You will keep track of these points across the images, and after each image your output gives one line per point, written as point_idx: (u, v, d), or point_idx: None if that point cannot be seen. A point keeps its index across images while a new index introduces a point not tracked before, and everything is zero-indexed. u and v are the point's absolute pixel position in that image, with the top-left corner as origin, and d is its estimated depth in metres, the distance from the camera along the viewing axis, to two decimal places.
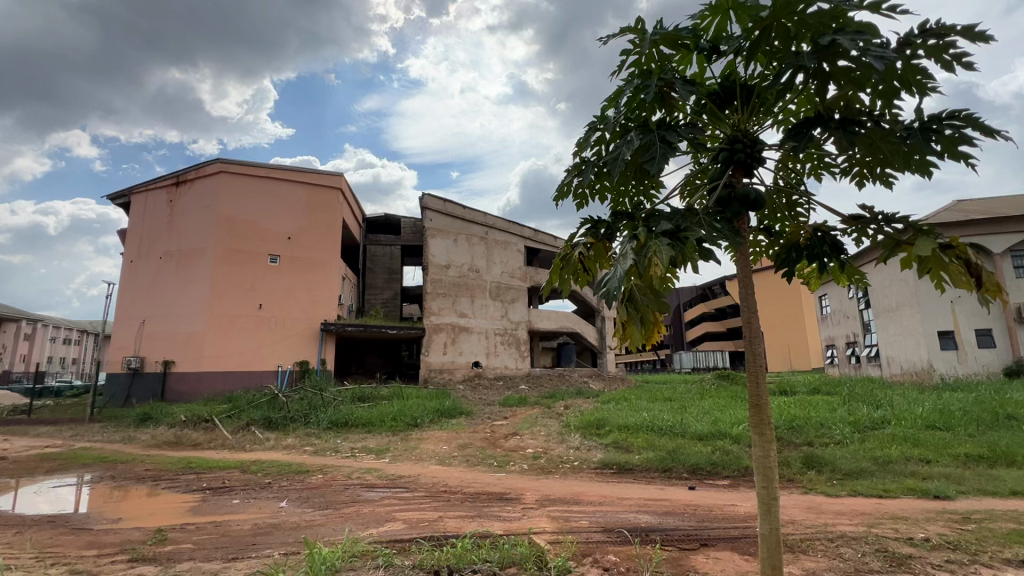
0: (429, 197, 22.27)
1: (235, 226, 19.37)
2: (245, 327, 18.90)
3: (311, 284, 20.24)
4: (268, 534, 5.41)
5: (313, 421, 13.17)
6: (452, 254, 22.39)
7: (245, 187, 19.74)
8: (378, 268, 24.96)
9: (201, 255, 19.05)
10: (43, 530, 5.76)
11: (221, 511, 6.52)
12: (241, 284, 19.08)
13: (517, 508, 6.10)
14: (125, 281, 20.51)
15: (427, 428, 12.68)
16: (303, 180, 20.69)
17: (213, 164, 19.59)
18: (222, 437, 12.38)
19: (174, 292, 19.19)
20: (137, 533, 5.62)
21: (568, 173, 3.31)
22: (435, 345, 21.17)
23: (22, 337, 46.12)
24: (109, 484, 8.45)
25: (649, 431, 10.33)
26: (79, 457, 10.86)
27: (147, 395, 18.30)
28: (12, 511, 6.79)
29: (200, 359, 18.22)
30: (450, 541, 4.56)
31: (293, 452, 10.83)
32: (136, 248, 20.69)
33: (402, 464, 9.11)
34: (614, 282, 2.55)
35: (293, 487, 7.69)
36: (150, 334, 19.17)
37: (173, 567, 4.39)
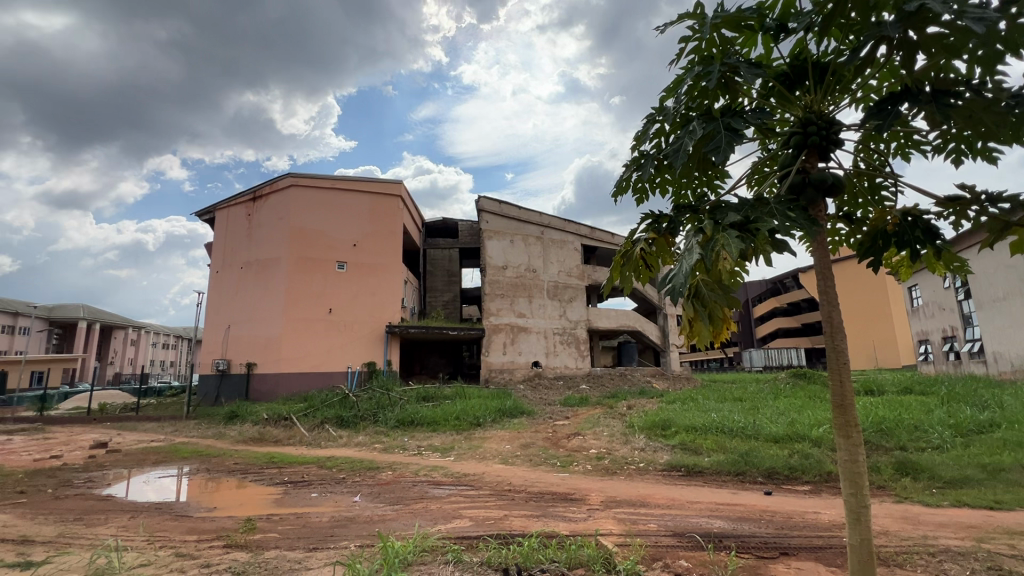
0: (485, 200, 22.60)
1: (306, 235, 20.59)
2: (318, 331, 20.04)
3: (375, 288, 21.14)
4: (345, 526, 5.71)
5: (381, 419, 13.74)
6: (509, 255, 22.58)
7: (313, 199, 20.95)
8: (438, 271, 25.65)
9: (276, 265, 20.43)
10: (151, 516, 6.41)
11: (301, 504, 6.95)
12: (313, 290, 20.26)
13: (583, 509, 6.05)
14: (213, 290, 22.39)
15: (489, 427, 12.85)
16: (365, 189, 21.66)
17: (284, 179, 20.94)
18: (300, 434, 13.20)
19: (254, 299, 20.69)
20: (230, 521, 6.12)
21: (627, 167, 3.25)
22: (495, 346, 21.42)
23: (129, 343, 51.52)
24: (204, 476, 9.25)
25: (718, 433, 9.89)
26: (178, 451, 11.97)
27: (233, 395, 19.84)
28: (127, 498, 7.62)
29: (278, 361, 19.52)
30: (517, 540, 4.60)
31: (364, 449, 11.35)
32: (220, 259, 22.51)
33: (467, 463, 9.30)
34: (681, 277, 2.45)
35: (365, 483, 8.06)
36: (235, 338, 20.80)
37: (261, 555, 4.74)
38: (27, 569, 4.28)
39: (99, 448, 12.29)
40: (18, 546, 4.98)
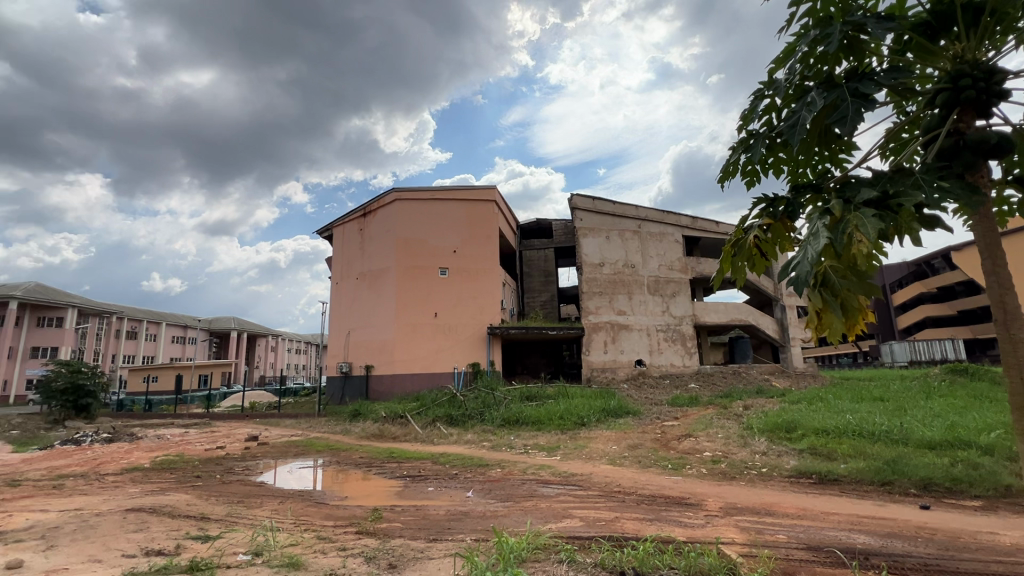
0: (578, 197, 22.42)
1: (411, 245, 21.96)
2: (426, 334, 21.28)
3: (476, 291, 21.95)
4: (461, 520, 5.99)
5: (487, 418, 14.22)
6: (606, 251, 22.14)
7: (415, 210, 22.29)
8: (535, 271, 25.93)
9: (386, 274, 22.06)
10: (296, 502, 7.26)
11: (420, 497, 7.43)
12: (420, 295, 21.57)
13: (699, 515, 5.73)
14: (334, 300, 24.80)
15: (594, 427, 12.69)
16: (462, 197, 22.59)
17: (389, 194, 22.55)
18: (415, 431, 14.13)
19: (369, 307, 22.52)
20: (361, 510, 6.72)
21: (733, 150, 3.03)
22: (596, 344, 21.14)
23: (270, 348, 58.92)
24: (335, 468, 10.27)
25: (854, 437, 8.81)
26: (314, 444, 13.42)
27: (355, 395, 21.73)
28: (275, 485, 8.69)
29: (393, 363, 21.05)
30: (631, 543, 4.48)
31: (473, 447, 11.82)
32: (339, 272, 24.85)
33: (573, 463, 9.27)
34: (806, 265, 2.20)
35: (476, 479, 8.38)
36: (355, 343, 22.82)
37: (388, 542, 5.13)
38: (207, 542, 5.07)
39: (252, 441, 14.20)
40: (199, 522, 5.92)
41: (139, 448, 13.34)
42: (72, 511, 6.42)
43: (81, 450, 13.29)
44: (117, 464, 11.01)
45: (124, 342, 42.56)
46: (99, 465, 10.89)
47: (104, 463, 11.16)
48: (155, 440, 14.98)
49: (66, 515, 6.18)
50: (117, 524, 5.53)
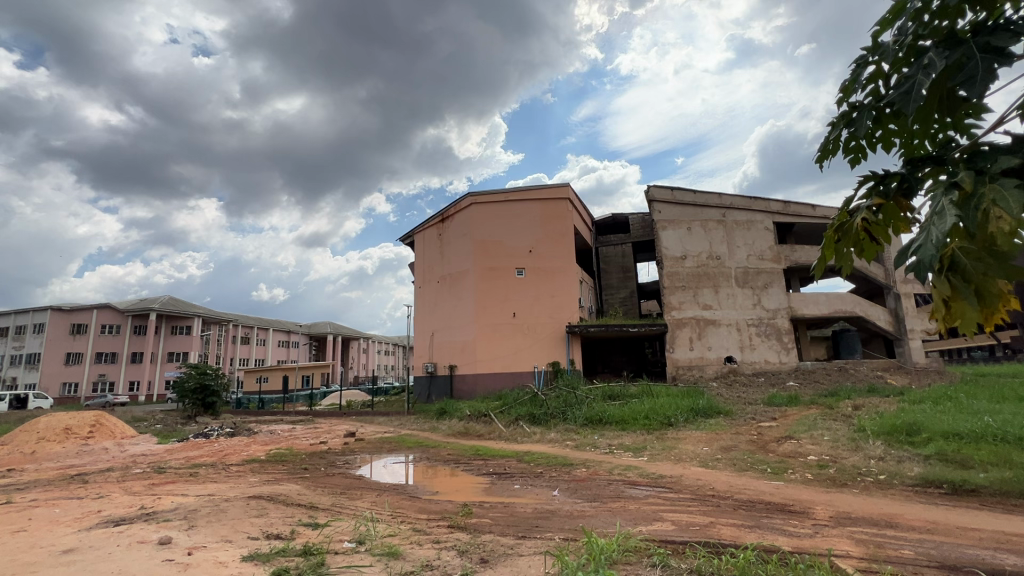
0: (655, 189, 21.70)
1: (488, 247, 22.43)
2: (506, 334, 21.63)
3: (554, 290, 21.92)
4: (549, 519, 6.01)
5: (570, 417, 14.16)
6: (688, 243, 21.19)
7: (491, 213, 22.73)
8: (613, 268, 25.40)
9: (465, 276, 22.72)
10: (392, 495, 7.70)
11: (507, 494, 7.56)
12: (499, 296, 21.97)
13: (806, 524, 5.29)
14: (418, 303, 26.00)
15: (682, 428, 12.17)
16: (536, 197, 22.67)
17: (465, 199, 23.19)
18: (499, 430, 14.42)
19: (451, 309, 23.33)
20: (452, 505, 6.97)
21: (833, 126, 2.75)
22: (680, 341, 20.30)
23: (362, 350, 63.04)
24: (426, 464, 10.76)
25: (994, 442, 7.68)
26: (405, 441, 14.18)
27: (441, 393, 22.60)
28: (372, 478, 9.29)
29: (475, 363, 21.62)
30: (731, 551, 4.24)
31: (557, 446, 11.82)
32: (422, 276, 25.99)
33: (662, 464, 8.96)
34: (929, 248, 1.94)
35: (562, 478, 8.39)
36: (439, 344, 23.76)
37: (479, 537, 5.28)
38: (316, 528, 5.52)
39: (350, 437, 15.28)
40: (309, 510, 6.48)
41: (256, 442, 14.87)
42: (207, 496, 7.31)
43: (210, 442, 15.07)
44: (239, 456, 12.36)
45: (240, 347, 47.66)
46: (225, 456, 12.30)
47: (229, 454, 12.59)
48: (268, 435, 16.62)
49: (201, 499, 7.05)
50: (243, 509, 6.21)
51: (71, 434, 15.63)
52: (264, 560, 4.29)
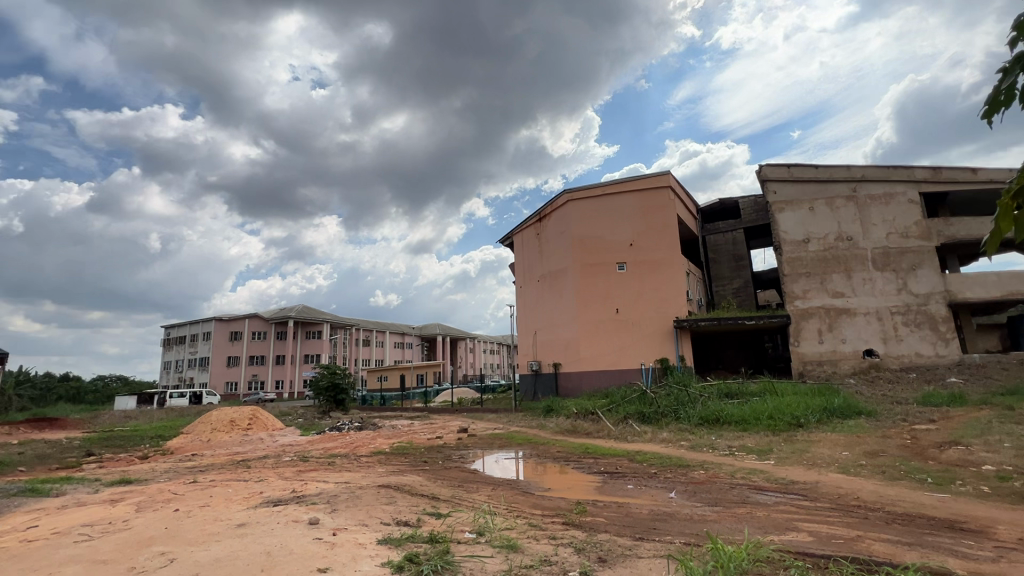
0: (769, 168, 19.92)
1: (587, 243, 22.18)
2: (609, 330, 21.22)
3: (658, 284, 21.05)
4: (667, 521, 5.78)
5: (683, 416, 13.49)
6: (810, 225, 19.15)
7: (589, 208, 22.42)
8: (722, 257, 23.71)
9: (565, 274, 22.70)
10: (507, 489, 7.93)
11: (621, 494, 7.40)
12: (600, 292, 21.63)
13: (985, 545, 4.48)
14: (520, 302, 26.51)
15: (815, 430, 10.99)
16: (635, 188, 21.94)
17: (561, 196, 23.16)
18: (608, 428, 14.16)
19: (553, 306, 23.46)
20: (565, 502, 7.00)
21: (1004, 73, 2.30)
22: (807, 333, 18.41)
23: (469, 350, 65.79)
24: (536, 460, 10.92)
25: None
26: (515, 437, 14.53)
27: (547, 391, 22.80)
28: (485, 473, 9.65)
29: (580, 360, 21.49)
30: (887, 571, 3.73)
31: (670, 446, 11.30)
32: (522, 276, 26.46)
33: (792, 468, 8.17)
34: None
35: (678, 480, 8.00)
36: (542, 342, 24.01)
37: (595, 536, 5.23)
38: (439, 518, 5.88)
39: (463, 432, 16.01)
40: (431, 500, 6.91)
41: (380, 436, 16.21)
42: (345, 483, 8.13)
43: (343, 435, 16.72)
44: (367, 448, 13.55)
45: (362, 348, 52.32)
46: (356, 448, 13.56)
47: (359, 446, 13.89)
48: (391, 429, 18.02)
49: (340, 486, 7.86)
50: (374, 496, 6.81)
51: (235, 425, 18.31)
52: (397, 544, 4.66)
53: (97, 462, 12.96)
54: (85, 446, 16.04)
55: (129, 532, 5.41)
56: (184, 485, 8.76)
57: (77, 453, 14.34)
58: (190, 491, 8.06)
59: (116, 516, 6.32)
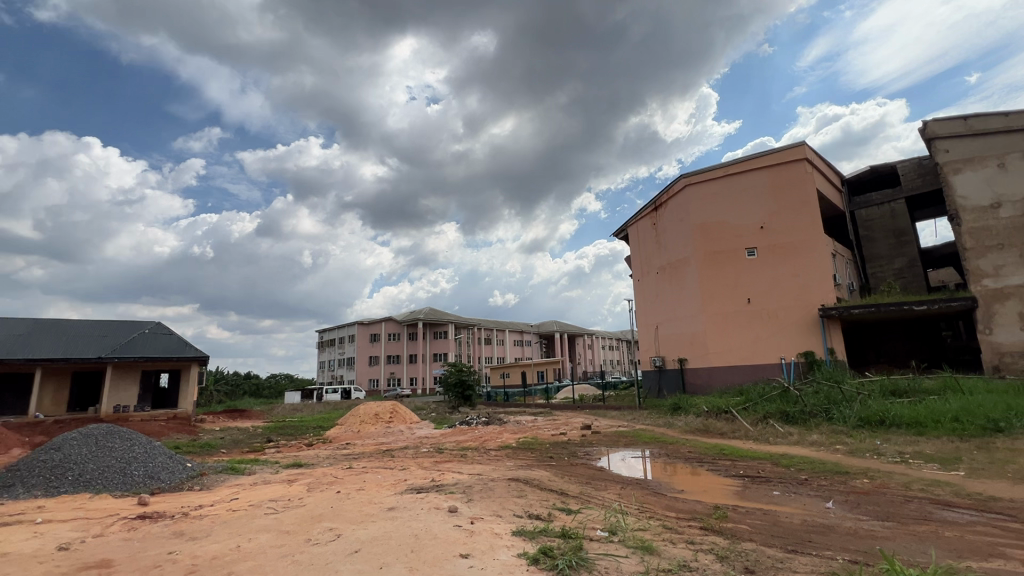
0: (937, 123, 16.72)
1: (710, 229, 20.68)
2: (741, 322, 19.55)
3: (797, 268, 18.88)
4: (825, 534, 5.15)
5: (837, 417, 11.92)
6: (1000, 185, 15.71)
7: (710, 191, 20.86)
8: (877, 233, 20.52)
9: (687, 264, 21.44)
10: (636, 489, 7.72)
11: (766, 500, 6.77)
12: (728, 281, 20.02)
13: None
14: (639, 296, 25.64)
15: (1020, 436, 8.98)
16: (763, 164, 19.93)
17: (678, 182, 21.88)
18: (745, 429, 13.04)
19: (675, 299, 22.30)
20: (702, 506, 6.60)
21: None
22: (1002, 318, 15.15)
23: (588, 347, 65.35)
24: (664, 460, 10.46)
25: None
26: (641, 435, 14.07)
27: (673, 388, 21.73)
28: (612, 471, 9.48)
29: (708, 355, 20.14)
30: None
31: (822, 450, 10.07)
32: (640, 269, 25.57)
33: (991, 481, 6.76)
34: None
35: (836, 488, 7.09)
36: (665, 337, 22.96)
37: (740, 544, 4.85)
38: (570, 514, 5.92)
39: (587, 429, 15.92)
40: (560, 495, 6.98)
41: (506, 430, 16.81)
42: (477, 475, 8.58)
43: (472, 429, 17.65)
44: (495, 442, 14.14)
45: (484, 347, 54.79)
46: (484, 442, 14.24)
47: (488, 440, 14.57)
48: (516, 425, 18.60)
49: (474, 477, 8.32)
50: (505, 489, 7.08)
51: (379, 418, 20.34)
52: (531, 537, 4.78)
53: (275, 447, 15.29)
54: (267, 433, 19.05)
55: (303, 509, 6.28)
56: (342, 470, 9.96)
57: (260, 439, 17.08)
58: (347, 476, 9.14)
59: (293, 494, 7.41)
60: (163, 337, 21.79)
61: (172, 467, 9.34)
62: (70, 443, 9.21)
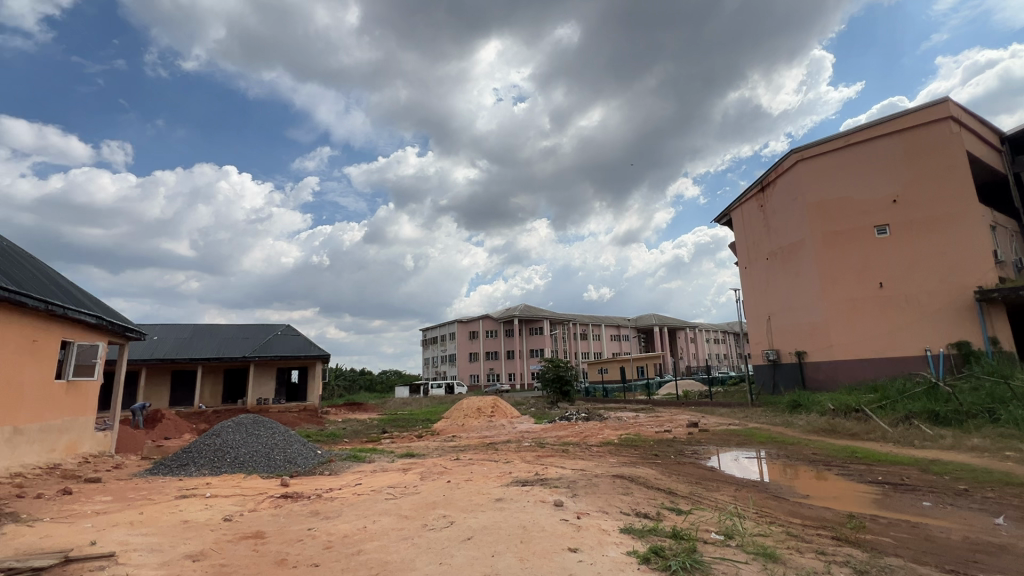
0: None
1: (829, 207, 18.54)
2: (872, 310, 17.32)
3: (943, 246, 16.33)
4: (994, 555, 4.41)
5: (1005, 418, 10.11)
6: None
7: (828, 165, 18.70)
8: None
9: (802, 248, 19.49)
10: (753, 491, 7.21)
11: (914, 511, 5.96)
12: (854, 264, 17.83)
13: None
14: (748, 284, 23.84)
15: None
16: (893, 129, 17.45)
17: (788, 158, 19.92)
18: (882, 429, 11.55)
19: (790, 286, 20.38)
20: (832, 513, 5.99)
21: None
22: None
23: (690, 340, 62.14)
24: (783, 462, 9.64)
25: None
26: (756, 435, 13.06)
27: (791, 384, 19.96)
28: (724, 471, 8.92)
29: (832, 348, 18.15)
30: None
31: (984, 456, 8.62)
32: (746, 256, 23.76)
33: None
34: None
35: (1007, 502, 6.02)
36: (779, 328, 21.13)
37: (883, 559, 4.33)
38: (681, 514, 5.69)
39: (693, 427, 15.17)
40: (669, 495, 6.74)
41: (607, 427, 16.57)
42: (580, 471, 8.58)
43: (572, 425, 17.63)
44: (597, 438, 14.00)
45: (580, 342, 54.40)
46: (586, 438, 14.15)
47: (589, 436, 14.48)
48: (616, 421, 18.25)
49: (578, 473, 8.33)
50: (611, 486, 6.98)
51: (482, 412, 21.10)
52: (640, 536, 4.67)
53: (390, 438, 16.51)
54: (382, 425, 20.66)
55: (419, 496, 6.73)
56: (450, 461, 10.50)
57: (377, 430, 18.57)
58: (456, 467, 9.61)
59: (409, 482, 7.98)
60: (292, 338, 24.58)
61: (306, 454, 10.51)
62: (226, 429, 10.75)
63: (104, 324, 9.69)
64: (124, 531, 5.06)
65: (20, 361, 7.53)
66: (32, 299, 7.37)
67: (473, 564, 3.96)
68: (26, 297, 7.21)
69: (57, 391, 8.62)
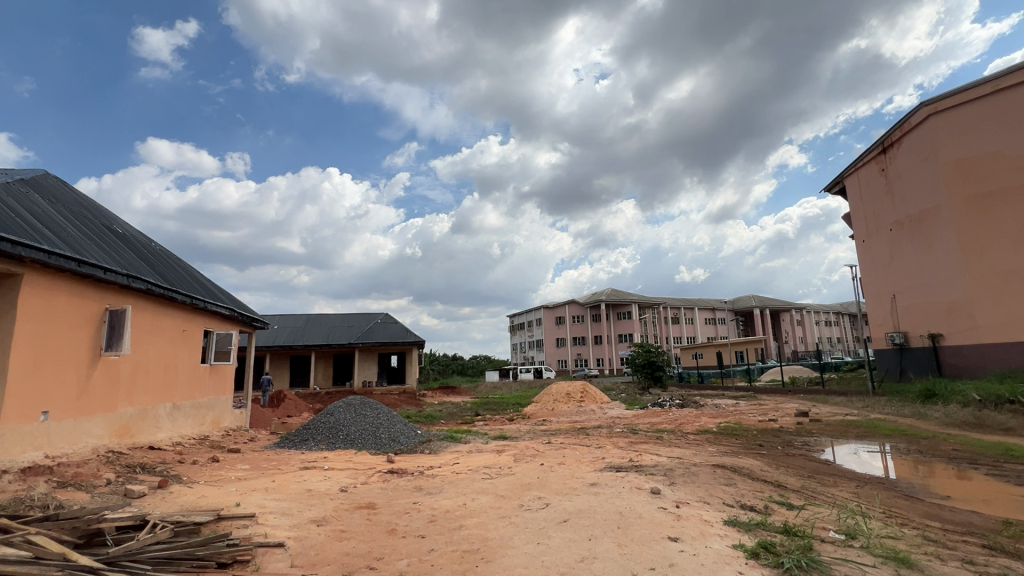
0: None
1: (972, 165, 15.84)
2: None
3: None
4: None
5: None
6: None
7: (970, 116, 15.93)
8: None
9: (938, 214, 16.96)
10: (878, 489, 6.51)
11: None
12: (1007, 231, 15.04)
13: None
14: (866, 259, 21.34)
15: None
16: None
17: (917, 113, 17.36)
18: None
19: (922, 259, 17.87)
20: (982, 518, 5.23)
21: None
22: None
23: (796, 323, 57.18)
24: (915, 458, 8.55)
25: None
26: (880, 426, 11.73)
27: (924, 370, 17.75)
28: (840, 465, 8.13)
29: (978, 329, 15.66)
30: None
31: None
32: (864, 227, 21.24)
33: None
34: None
35: None
36: (907, 308, 18.70)
37: None
38: (793, 510, 5.26)
39: (803, 415, 13.94)
40: (778, 489, 6.27)
41: (704, 414, 15.82)
42: (676, 458, 8.29)
43: (665, 412, 17.07)
44: (693, 426, 13.40)
45: (672, 326, 52.20)
46: (681, 425, 13.58)
47: (684, 424, 13.92)
48: (714, 409, 17.28)
49: (674, 460, 8.05)
50: (711, 475, 6.66)
51: (571, 397, 21.10)
52: (746, 529, 4.41)
53: (483, 420, 17.10)
54: (475, 407, 21.49)
55: (513, 477, 6.91)
56: (543, 445, 10.62)
57: (470, 413, 19.35)
58: (548, 450, 9.72)
59: (504, 464, 8.20)
60: (390, 326, 26.30)
61: (407, 433, 11.22)
62: (338, 409, 11.80)
63: (236, 315, 11.06)
64: (261, 495, 5.78)
65: (173, 348, 8.79)
66: (180, 295, 8.53)
67: (570, 546, 3.98)
68: (176, 293, 8.37)
69: (202, 373, 9.98)
